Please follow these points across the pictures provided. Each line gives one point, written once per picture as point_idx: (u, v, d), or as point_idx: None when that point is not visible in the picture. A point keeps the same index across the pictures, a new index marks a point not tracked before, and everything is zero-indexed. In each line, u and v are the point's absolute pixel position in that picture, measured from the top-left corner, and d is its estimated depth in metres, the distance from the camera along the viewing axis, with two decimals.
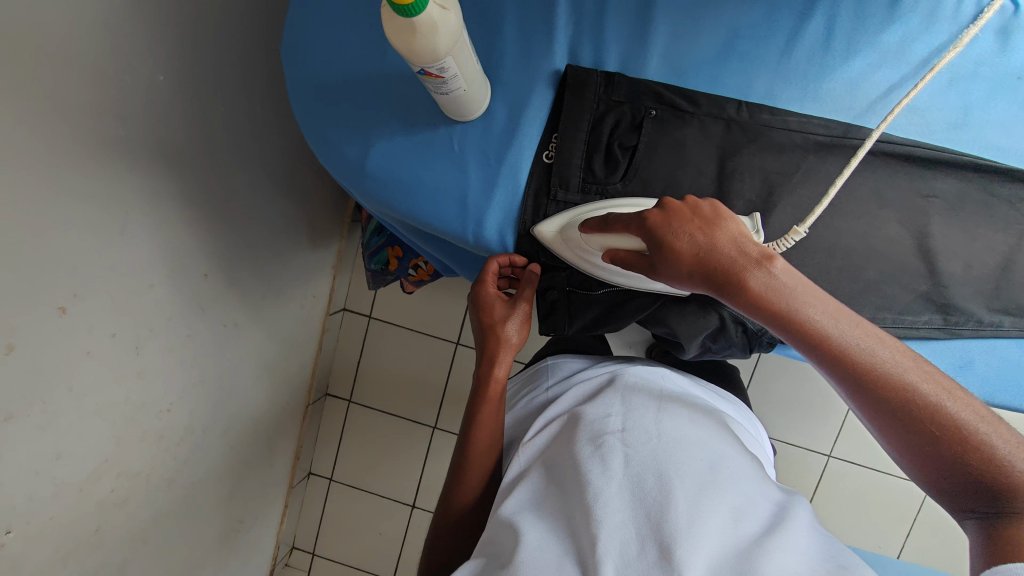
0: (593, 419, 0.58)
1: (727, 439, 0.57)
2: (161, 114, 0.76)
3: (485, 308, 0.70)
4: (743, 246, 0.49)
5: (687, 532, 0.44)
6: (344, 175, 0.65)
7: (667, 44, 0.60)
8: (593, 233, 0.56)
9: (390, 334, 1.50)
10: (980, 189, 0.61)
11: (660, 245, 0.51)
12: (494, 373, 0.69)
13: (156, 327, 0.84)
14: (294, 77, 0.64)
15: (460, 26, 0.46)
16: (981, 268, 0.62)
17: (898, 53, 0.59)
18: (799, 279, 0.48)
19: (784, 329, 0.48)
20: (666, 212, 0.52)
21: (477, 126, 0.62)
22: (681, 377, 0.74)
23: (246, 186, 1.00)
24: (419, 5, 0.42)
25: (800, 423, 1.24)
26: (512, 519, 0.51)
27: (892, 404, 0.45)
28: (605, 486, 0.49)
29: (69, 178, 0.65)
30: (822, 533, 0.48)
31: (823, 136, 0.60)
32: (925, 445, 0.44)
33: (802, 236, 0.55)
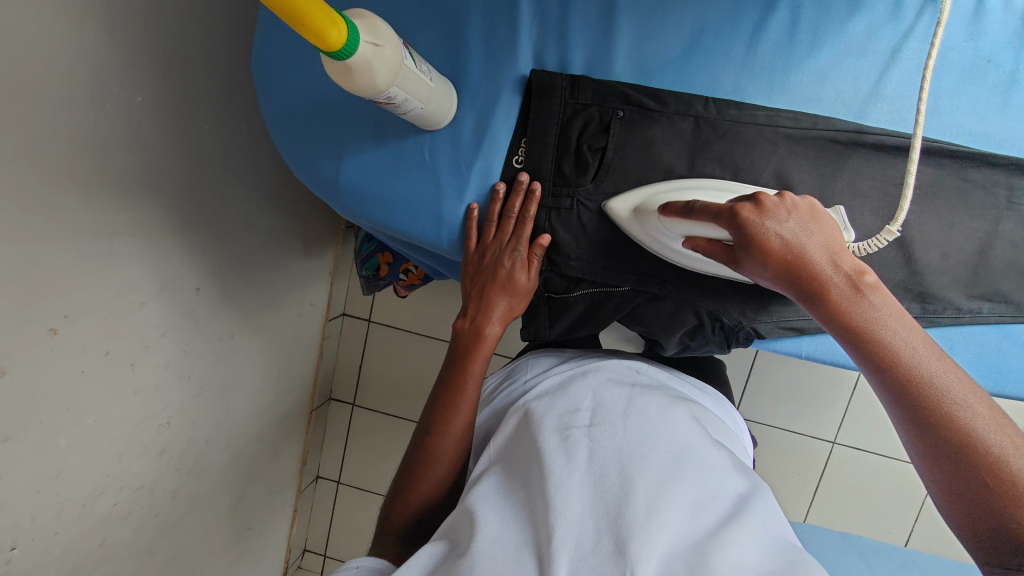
0: (562, 411, 0.60)
1: (694, 429, 0.59)
2: (146, 135, 0.77)
3: (491, 268, 0.63)
4: (835, 257, 0.48)
5: (642, 528, 0.46)
6: (319, 189, 0.66)
7: (631, 44, 0.60)
8: (672, 218, 0.54)
9: (390, 338, 1.51)
10: (955, 176, 0.59)
11: (746, 242, 0.48)
12: (484, 333, 0.66)
13: (150, 343, 0.86)
14: (265, 95, 0.65)
15: (397, 56, 0.46)
16: (959, 255, 0.60)
17: (868, 41, 0.58)
18: (891, 303, 0.47)
19: (846, 339, 0.47)
20: (758, 211, 0.49)
21: (446, 134, 0.62)
22: (660, 369, 0.76)
23: (236, 199, 1.00)
24: (351, 46, 0.43)
25: (799, 410, 1.23)
26: (472, 508, 0.54)
27: (942, 440, 0.43)
28: (565, 478, 0.51)
29: (52, 203, 0.65)
30: (776, 525, 0.50)
31: (792, 129, 0.59)
32: (966, 471, 0.42)
33: (894, 234, 0.53)
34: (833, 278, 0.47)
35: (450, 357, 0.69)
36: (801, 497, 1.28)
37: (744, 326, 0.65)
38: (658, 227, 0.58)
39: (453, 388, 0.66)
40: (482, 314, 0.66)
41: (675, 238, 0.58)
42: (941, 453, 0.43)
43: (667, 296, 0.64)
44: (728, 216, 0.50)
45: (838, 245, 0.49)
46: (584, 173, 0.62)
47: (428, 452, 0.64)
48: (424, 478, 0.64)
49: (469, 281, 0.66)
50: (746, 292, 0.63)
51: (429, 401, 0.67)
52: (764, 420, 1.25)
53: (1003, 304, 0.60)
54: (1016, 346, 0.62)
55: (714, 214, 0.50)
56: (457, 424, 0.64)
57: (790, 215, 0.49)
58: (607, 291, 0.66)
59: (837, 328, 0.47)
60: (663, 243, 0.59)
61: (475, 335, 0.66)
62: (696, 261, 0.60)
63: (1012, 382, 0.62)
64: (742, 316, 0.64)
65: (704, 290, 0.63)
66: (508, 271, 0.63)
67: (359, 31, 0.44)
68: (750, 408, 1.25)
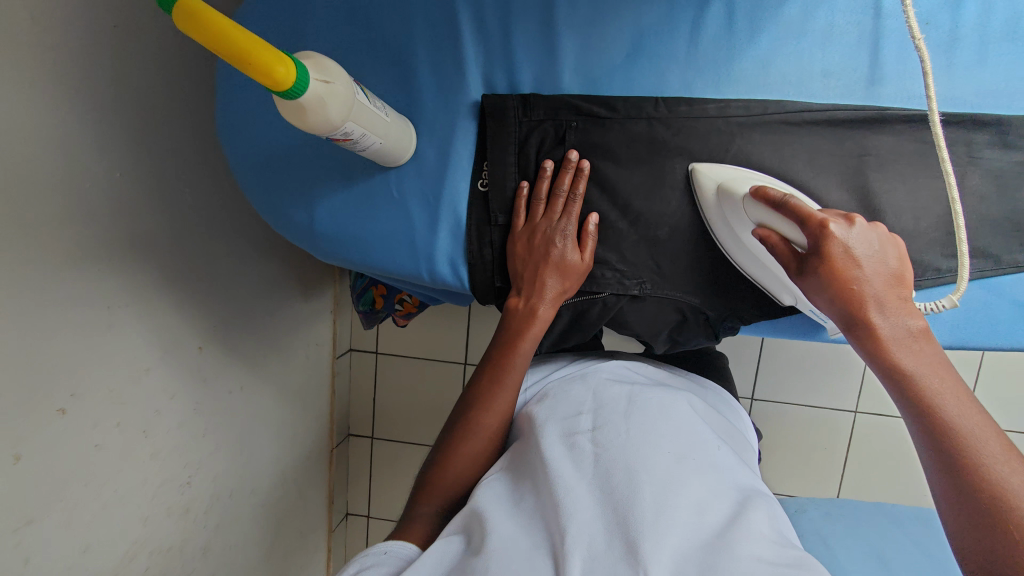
0: (565, 416, 0.61)
1: (695, 425, 0.59)
2: (136, 209, 0.79)
3: (537, 242, 0.63)
4: (894, 300, 0.50)
5: (652, 529, 0.46)
6: (296, 237, 0.68)
7: (575, 57, 0.61)
8: (759, 201, 0.53)
9: (400, 367, 1.52)
10: (913, 140, 0.60)
11: (826, 259, 0.49)
12: (535, 312, 0.64)
13: (161, 408, 0.88)
14: (233, 155, 0.67)
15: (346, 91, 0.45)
16: (930, 216, 0.60)
17: (805, 21, 0.58)
18: (934, 361, 0.49)
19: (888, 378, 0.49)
20: (847, 227, 0.49)
21: (410, 169, 0.64)
22: (657, 369, 0.76)
23: (231, 256, 1.02)
24: (299, 85, 0.42)
25: (812, 384, 1.23)
26: (482, 510, 0.54)
27: (970, 494, 0.44)
28: (571, 484, 0.52)
29: (46, 288, 0.67)
30: (775, 525, 0.51)
31: (744, 117, 0.60)
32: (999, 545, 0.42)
33: (956, 303, 0.55)
34: (885, 320, 0.49)
35: (500, 330, 0.68)
36: (828, 472, 1.26)
37: (726, 315, 0.66)
38: (734, 208, 0.57)
39: (502, 365, 0.67)
40: (535, 293, 0.64)
41: (743, 227, 0.57)
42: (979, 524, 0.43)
43: (648, 296, 0.65)
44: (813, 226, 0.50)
45: (905, 286, 0.51)
46: None
47: (472, 421, 0.66)
48: (465, 449, 0.65)
49: (518, 256, 0.64)
50: (724, 281, 0.64)
51: (479, 374, 0.68)
52: (779, 399, 1.24)
53: (982, 258, 0.59)
54: (999, 299, 0.61)
55: (803, 214, 0.50)
56: (499, 406, 0.66)
57: (871, 242, 0.50)
58: (590, 297, 0.66)
59: (880, 366, 0.49)
60: (729, 224, 0.59)
61: (527, 313, 0.65)
62: (745, 260, 0.61)
63: (1002, 334, 0.61)
64: (722, 308, 0.66)
65: (681, 283, 0.64)
66: (560, 249, 0.62)
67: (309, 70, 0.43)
68: (766, 388, 1.24)
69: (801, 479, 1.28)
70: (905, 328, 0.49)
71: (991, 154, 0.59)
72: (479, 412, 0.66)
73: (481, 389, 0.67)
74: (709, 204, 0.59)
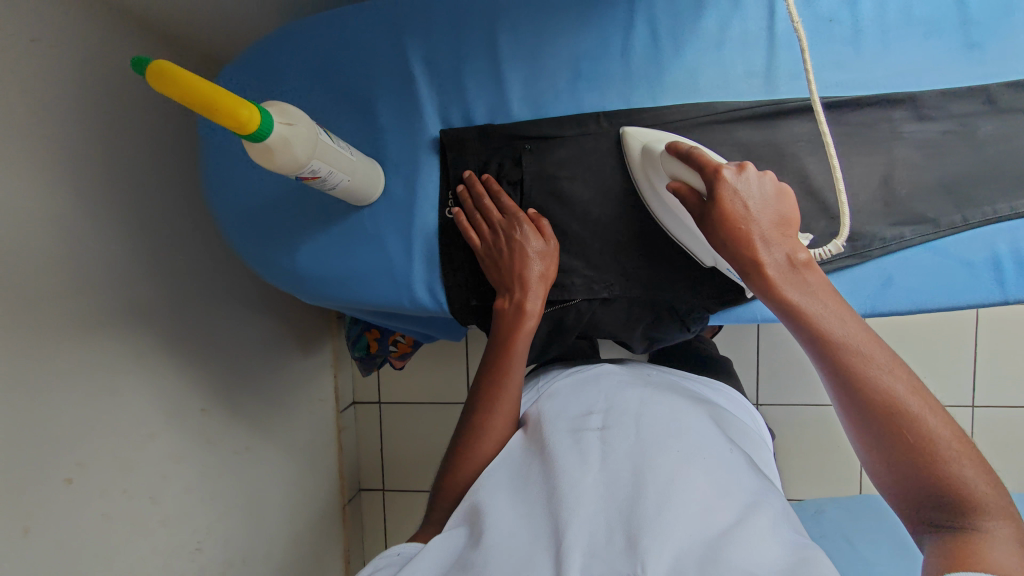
0: (574, 415, 0.63)
1: (711, 429, 0.61)
2: (133, 279, 0.83)
3: (497, 248, 0.65)
4: (775, 236, 0.53)
5: (653, 522, 0.48)
6: (285, 281, 0.72)
7: (521, 87, 0.67)
8: (670, 157, 0.57)
9: (405, 415, 1.52)
10: (836, 123, 0.64)
11: (715, 198, 0.53)
12: (518, 309, 0.65)
13: (167, 472, 0.89)
14: (222, 214, 0.73)
15: (315, 133, 0.49)
16: (866, 191, 0.64)
17: (721, 32, 0.64)
18: (819, 290, 0.51)
19: (783, 313, 0.51)
20: (737, 173, 0.53)
21: (382, 205, 0.69)
22: (661, 371, 0.79)
23: (229, 318, 1.05)
24: (266, 126, 0.45)
25: (810, 380, 1.24)
26: (485, 504, 0.56)
27: (882, 422, 0.47)
28: (578, 481, 0.53)
29: (50, 360, 0.70)
30: (791, 528, 0.51)
31: (680, 119, 0.65)
32: (898, 449, 0.46)
33: (841, 245, 0.54)
34: (768, 256, 0.52)
35: (491, 336, 0.69)
36: (843, 468, 1.26)
37: (693, 305, 0.69)
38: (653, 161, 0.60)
39: (498, 366, 0.68)
40: (518, 293, 0.65)
41: (661, 183, 0.61)
42: (876, 432, 0.47)
43: (619, 297, 0.69)
44: (711, 168, 0.54)
45: (791, 228, 0.54)
46: None
47: (477, 426, 0.67)
48: (471, 454, 0.66)
49: (491, 265, 0.66)
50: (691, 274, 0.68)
51: (476, 378, 0.70)
52: (783, 401, 1.25)
53: (926, 224, 0.62)
54: (950, 260, 0.63)
55: (704, 160, 0.54)
56: (503, 406, 0.67)
57: (758, 187, 0.53)
58: (563, 306, 0.70)
59: (773, 303, 0.51)
60: (651, 184, 0.63)
61: (513, 313, 0.66)
62: (672, 221, 0.63)
63: (959, 294, 0.63)
64: (690, 298, 0.68)
65: (644, 280, 0.68)
66: (519, 244, 0.64)
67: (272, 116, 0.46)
68: (771, 392, 1.26)
69: (818, 479, 1.27)
70: (789, 262, 0.52)
71: (910, 128, 0.63)
72: (482, 416, 0.67)
73: (483, 393, 0.68)
74: (634, 166, 0.64)
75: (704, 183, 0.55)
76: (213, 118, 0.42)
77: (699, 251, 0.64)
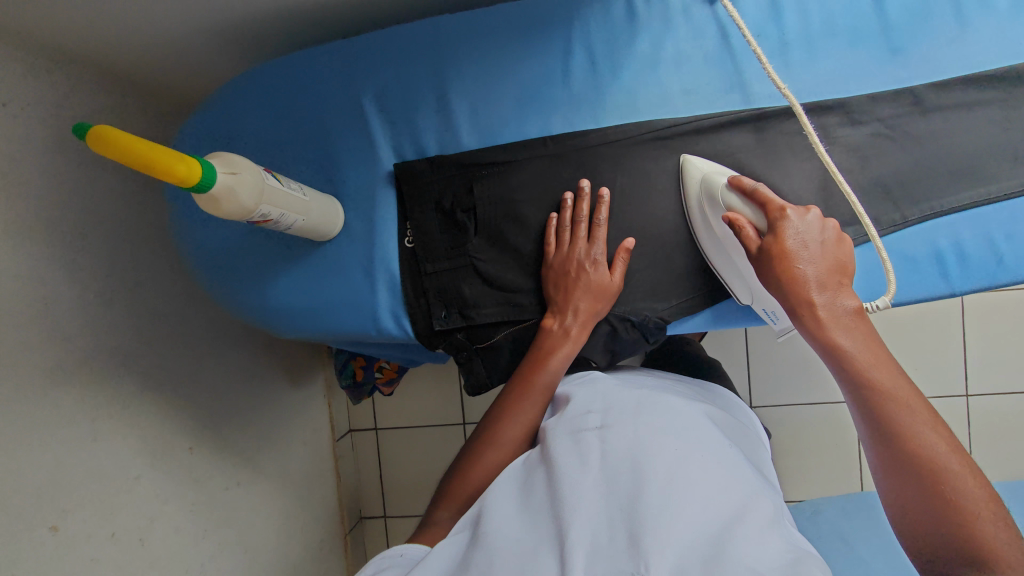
0: (575, 414, 0.62)
1: (712, 426, 0.60)
2: (114, 326, 0.85)
3: (558, 268, 0.67)
4: (829, 283, 0.55)
5: (654, 521, 0.47)
6: (257, 318, 0.75)
7: (469, 116, 0.69)
8: (731, 194, 0.61)
9: (402, 440, 1.52)
10: (771, 132, 0.66)
11: (776, 233, 0.56)
12: (565, 331, 0.66)
13: (155, 514, 0.90)
14: (194, 258, 0.75)
15: (261, 180, 0.51)
16: (806, 197, 0.66)
17: (655, 53, 0.66)
18: (868, 341, 0.53)
19: (827, 353, 0.53)
20: (802, 213, 0.57)
21: (342, 240, 0.71)
22: (652, 376, 0.79)
23: (216, 356, 1.08)
24: (208, 178, 0.47)
25: (798, 380, 1.25)
26: (488, 510, 0.56)
27: (916, 469, 0.48)
28: (579, 483, 0.52)
29: (31, 411, 0.72)
30: (791, 530, 0.52)
31: (623, 139, 0.67)
32: (929, 498, 0.48)
33: (888, 302, 0.57)
34: (818, 299, 0.54)
35: (528, 350, 0.69)
36: (838, 466, 1.26)
37: (648, 317, 0.68)
38: (710, 200, 0.63)
39: (525, 379, 0.67)
40: (568, 315, 0.66)
41: (711, 222, 0.64)
42: (911, 478, 0.49)
43: None
44: (777, 210, 0.57)
45: (846, 275, 0.57)
46: (463, 232, 0.70)
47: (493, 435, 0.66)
48: (482, 463, 0.65)
49: (550, 282, 0.67)
50: (646, 285, 0.69)
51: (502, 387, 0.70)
52: (773, 402, 1.26)
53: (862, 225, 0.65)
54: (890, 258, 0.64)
55: (769, 197, 0.58)
56: (524, 415, 0.66)
57: (819, 230, 0.57)
58: (523, 325, 0.71)
59: (819, 343, 0.54)
60: (699, 224, 0.65)
61: (557, 334, 0.67)
62: (716, 259, 0.65)
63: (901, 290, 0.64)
64: (643, 308, 0.68)
65: None
66: (583, 271, 0.65)
67: (215, 167, 0.48)
68: (762, 393, 1.26)
69: (814, 479, 1.27)
70: (843, 309, 0.54)
71: (843, 132, 0.64)
72: (500, 426, 0.66)
73: (507, 404, 0.67)
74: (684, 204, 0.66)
75: (766, 220, 0.58)
76: (154, 176, 0.44)
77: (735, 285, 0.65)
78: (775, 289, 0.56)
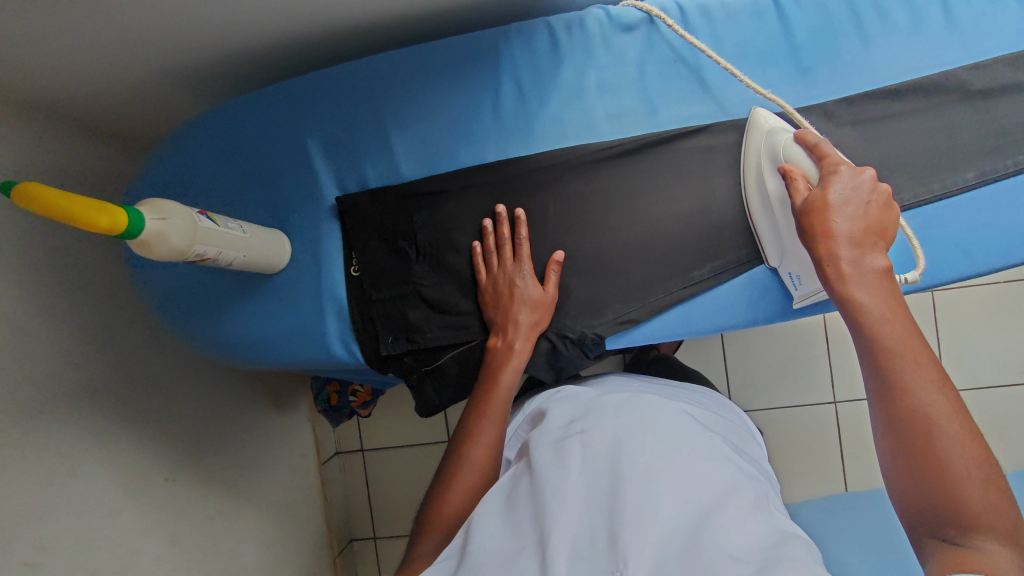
0: (556, 426, 0.64)
1: (691, 426, 0.62)
2: (89, 359, 0.86)
3: (496, 288, 0.69)
4: (853, 241, 0.56)
5: (631, 518, 0.49)
6: (214, 349, 0.78)
7: (407, 147, 0.72)
8: (794, 147, 0.62)
9: (393, 458, 1.52)
10: (694, 150, 0.70)
11: (824, 184, 0.58)
12: (510, 345, 0.68)
13: (136, 546, 0.89)
14: (153, 293, 0.78)
15: (193, 222, 0.54)
16: (729, 210, 0.70)
17: (580, 81, 0.69)
18: (881, 296, 0.53)
19: (840, 300, 0.54)
20: (857, 173, 0.58)
21: (290, 271, 0.73)
22: (625, 380, 0.82)
23: (199, 384, 1.09)
24: (137, 225, 0.49)
25: (773, 384, 1.27)
26: (474, 524, 0.57)
27: (908, 423, 0.48)
28: (560, 487, 0.54)
29: (11, 445, 0.71)
30: (769, 519, 0.52)
31: (554, 163, 0.70)
32: (916, 453, 0.47)
33: (917, 276, 0.58)
34: (840, 253, 0.55)
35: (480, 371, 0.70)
36: (820, 467, 1.27)
37: (584, 333, 0.70)
38: (772, 155, 0.64)
39: (483, 397, 0.68)
40: (510, 330, 0.69)
41: (765, 178, 0.66)
42: (902, 432, 0.48)
43: None
44: (833, 164, 0.58)
45: (882, 240, 0.57)
46: (406, 259, 0.73)
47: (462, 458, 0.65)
48: (455, 486, 0.63)
49: (489, 303, 0.70)
50: (581, 303, 0.71)
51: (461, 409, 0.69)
52: (753, 407, 1.27)
53: None
54: None
55: (830, 152, 0.59)
56: (487, 434, 0.66)
57: (863, 191, 0.57)
58: (467, 346, 0.74)
59: (834, 292, 0.55)
60: (753, 181, 0.67)
61: (504, 349, 0.69)
62: (759, 220, 0.67)
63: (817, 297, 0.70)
64: (579, 326, 0.71)
65: None
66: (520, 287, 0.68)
67: (145, 214, 0.51)
68: (744, 397, 1.27)
69: (798, 482, 1.27)
70: (868, 265, 0.55)
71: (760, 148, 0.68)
72: (466, 447, 0.66)
73: (469, 425, 0.67)
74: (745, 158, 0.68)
75: (820, 174, 0.59)
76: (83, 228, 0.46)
77: (770, 246, 0.67)
78: (811, 242, 0.57)
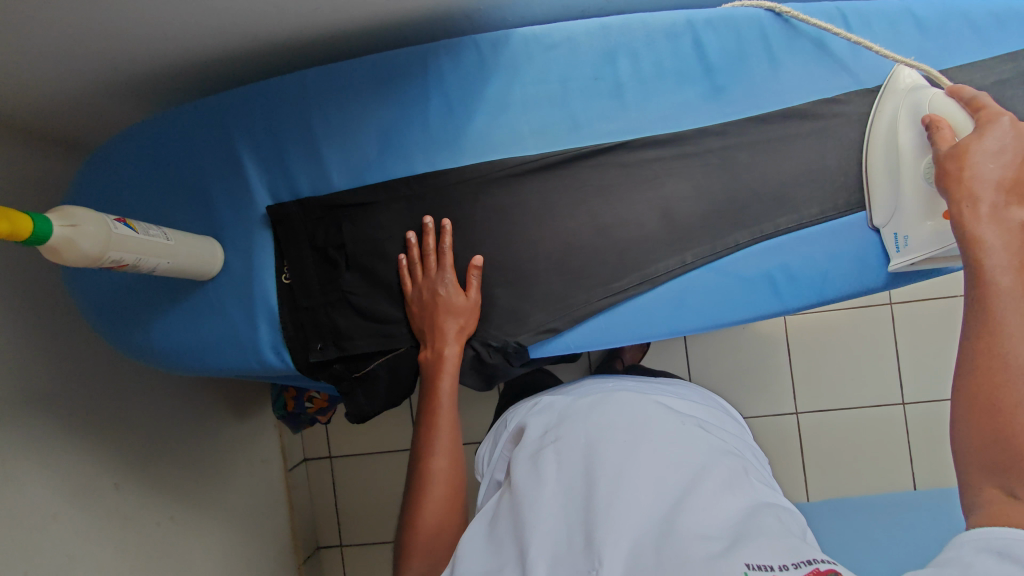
0: (533, 439, 0.66)
1: (666, 418, 0.64)
2: (26, 362, 0.85)
3: (422, 301, 0.71)
4: (998, 188, 0.57)
5: (603, 514, 0.51)
6: (145, 356, 0.78)
7: (339, 158, 0.73)
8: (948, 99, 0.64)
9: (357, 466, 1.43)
10: (614, 165, 0.72)
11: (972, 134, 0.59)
12: (439, 355, 0.70)
13: (75, 552, 0.87)
14: (83, 298, 0.78)
15: (106, 229, 0.55)
16: (649, 223, 0.72)
17: (505, 96, 0.72)
18: (1011, 243, 0.54)
19: (965, 237, 0.56)
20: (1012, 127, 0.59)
21: (222, 280, 0.75)
22: (596, 379, 0.83)
23: (149, 390, 1.08)
24: (44, 232, 0.51)
25: (734, 395, 1.26)
26: (462, 550, 0.59)
27: (989, 364, 0.49)
28: (537, 499, 0.56)
29: None
30: (745, 497, 0.54)
31: (479, 176, 0.72)
32: (990, 395, 0.48)
33: None
34: (984, 195, 0.57)
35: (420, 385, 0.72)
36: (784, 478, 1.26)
37: (506, 342, 0.72)
38: (915, 110, 0.66)
39: (428, 411, 0.70)
40: (437, 340, 0.70)
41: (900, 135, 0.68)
42: (982, 372, 0.49)
43: None
44: (992, 116, 0.60)
45: None
46: (335, 269, 0.74)
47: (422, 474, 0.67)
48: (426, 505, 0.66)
49: (415, 317, 0.72)
50: (505, 312, 0.73)
51: (414, 426, 0.72)
52: None
53: (704, 247, 0.71)
54: (725, 280, 0.71)
55: (991, 106, 0.61)
56: (441, 447, 0.68)
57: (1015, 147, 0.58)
58: (396, 354, 0.75)
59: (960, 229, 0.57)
60: (885, 137, 0.69)
61: (435, 360, 0.70)
62: (883, 180, 0.69)
63: (734, 309, 0.72)
64: (501, 335, 0.73)
65: None
66: (443, 296, 0.70)
67: (53, 221, 0.52)
68: None
69: None
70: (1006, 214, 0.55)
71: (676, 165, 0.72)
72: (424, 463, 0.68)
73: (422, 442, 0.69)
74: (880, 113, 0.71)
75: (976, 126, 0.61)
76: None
77: (884, 207, 0.69)
78: (950, 185, 0.59)
